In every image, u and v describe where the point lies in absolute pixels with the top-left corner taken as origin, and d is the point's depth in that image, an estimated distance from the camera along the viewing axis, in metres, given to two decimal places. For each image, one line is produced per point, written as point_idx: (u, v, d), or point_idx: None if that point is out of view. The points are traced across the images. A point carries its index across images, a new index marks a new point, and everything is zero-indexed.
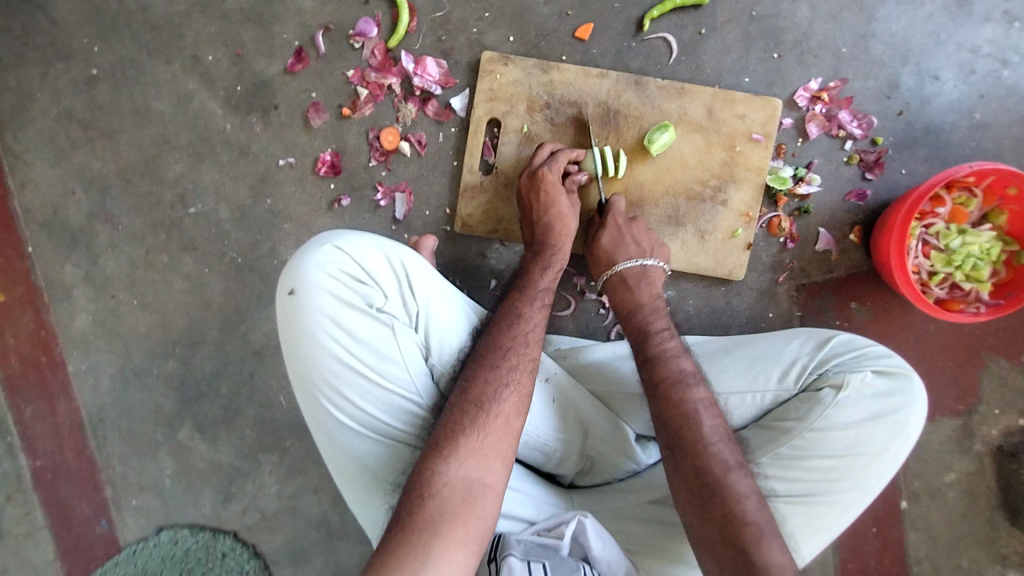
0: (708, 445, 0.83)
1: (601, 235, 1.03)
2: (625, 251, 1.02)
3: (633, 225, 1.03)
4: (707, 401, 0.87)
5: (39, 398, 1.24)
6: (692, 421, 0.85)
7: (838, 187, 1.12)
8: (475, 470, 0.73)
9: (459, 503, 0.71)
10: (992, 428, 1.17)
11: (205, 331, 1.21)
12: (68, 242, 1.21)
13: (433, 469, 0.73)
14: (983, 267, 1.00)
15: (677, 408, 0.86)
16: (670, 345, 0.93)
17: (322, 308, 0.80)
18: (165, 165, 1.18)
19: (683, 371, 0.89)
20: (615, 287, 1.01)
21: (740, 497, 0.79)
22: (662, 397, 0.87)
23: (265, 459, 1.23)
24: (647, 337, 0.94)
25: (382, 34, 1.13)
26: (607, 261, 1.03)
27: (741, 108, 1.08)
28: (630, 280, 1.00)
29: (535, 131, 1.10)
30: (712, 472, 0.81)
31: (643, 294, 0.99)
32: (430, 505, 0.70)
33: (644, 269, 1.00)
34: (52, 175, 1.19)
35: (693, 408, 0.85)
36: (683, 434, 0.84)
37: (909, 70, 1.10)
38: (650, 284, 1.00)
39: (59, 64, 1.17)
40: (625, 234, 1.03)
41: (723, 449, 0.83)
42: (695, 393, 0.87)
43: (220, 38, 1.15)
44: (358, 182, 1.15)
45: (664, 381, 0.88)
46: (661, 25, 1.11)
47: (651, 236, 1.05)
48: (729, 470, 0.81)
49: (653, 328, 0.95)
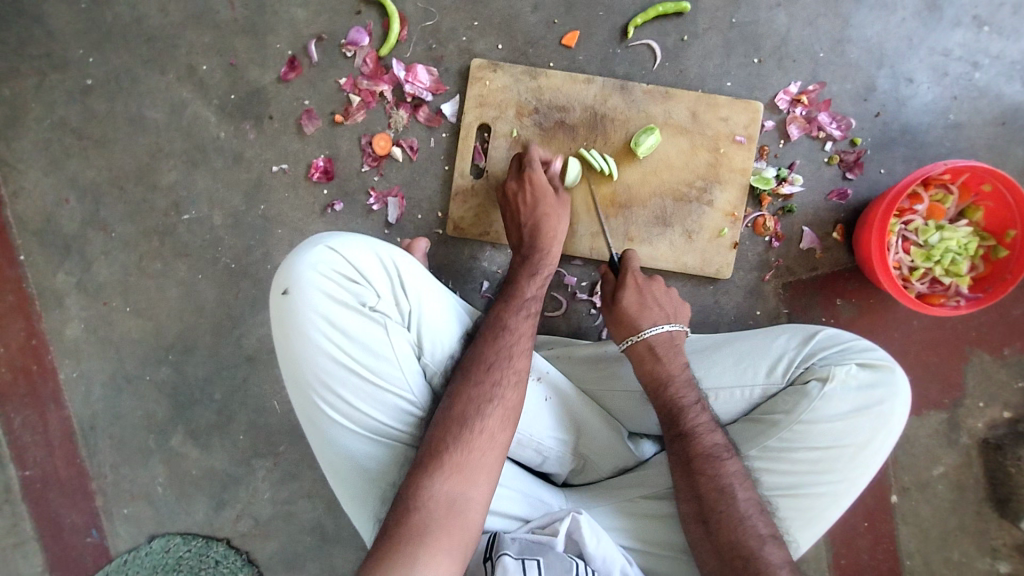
0: (743, 520, 0.84)
1: (623, 297, 0.99)
2: (651, 315, 0.97)
3: (653, 287, 1.00)
4: (740, 474, 0.88)
5: (29, 407, 1.24)
6: (727, 496, 0.86)
7: (820, 187, 1.15)
8: (458, 484, 0.74)
9: (442, 517, 0.71)
10: (977, 420, 1.19)
11: (198, 337, 1.21)
12: (61, 250, 1.21)
13: (418, 484, 0.74)
14: (961, 261, 1.03)
15: (712, 483, 0.86)
16: (702, 419, 0.91)
17: (315, 307, 0.81)
18: (159, 172, 1.19)
19: (716, 445, 0.89)
20: (642, 356, 0.96)
21: (776, 569, 0.81)
22: (698, 473, 0.87)
23: (258, 465, 1.23)
24: (680, 412, 0.91)
25: (374, 43, 1.16)
26: (631, 325, 0.97)
27: (723, 111, 1.12)
28: (658, 349, 0.95)
29: (524, 135, 1.12)
30: (747, 547, 0.83)
31: (673, 365, 0.94)
32: (416, 517, 0.71)
33: (671, 336, 0.96)
34: (45, 183, 1.20)
35: (728, 483, 0.86)
36: (718, 510, 0.85)
37: (885, 73, 1.14)
38: (679, 351, 0.96)
39: (53, 74, 1.19)
40: (647, 297, 0.99)
41: (756, 522, 0.85)
42: (729, 467, 0.88)
43: (214, 48, 1.18)
44: (351, 187, 1.17)
45: (698, 458, 0.88)
46: (646, 33, 1.15)
47: (671, 298, 1.01)
48: (763, 542, 0.83)
49: (686, 403, 0.92)
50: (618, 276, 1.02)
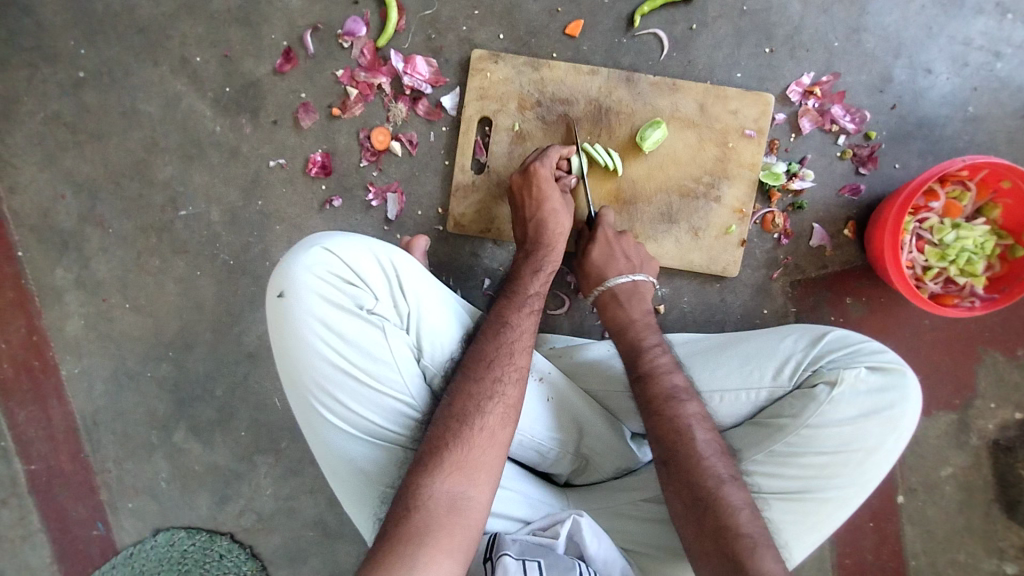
0: (701, 459, 0.84)
1: (591, 251, 1.02)
2: (616, 267, 1.02)
3: (622, 240, 1.03)
4: (699, 415, 0.88)
5: (32, 403, 1.24)
6: (684, 436, 0.85)
7: (832, 183, 1.11)
8: (459, 482, 0.73)
9: (443, 516, 0.70)
10: (988, 421, 1.17)
11: (198, 334, 1.21)
12: (58, 246, 1.20)
13: (419, 482, 0.73)
14: (977, 261, 1.00)
15: (671, 424, 0.86)
16: (662, 359, 0.93)
17: (312, 311, 0.80)
18: (155, 167, 1.17)
19: (674, 386, 0.90)
20: (606, 303, 1.01)
21: (735, 510, 0.80)
22: (656, 414, 0.88)
23: (260, 461, 1.23)
24: (640, 354, 0.94)
25: (371, 33, 1.12)
26: (597, 277, 1.02)
27: (732, 104, 1.08)
28: (621, 297, 1.00)
29: (527, 129, 1.09)
30: (706, 487, 0.82)
31: (634, 310, 0.99)
32: (415, 517, 0.70)
33: (634, 284, 1.00)
34: (41, 178, 1.19)
35: (686, 424, 0.86)
36: (676, 451, 0.85)
37: (902, 63, 1.09)
38: (641, 299, 1.00)
39: (45, 67, 1.16)
40: (615, 249, 1.03)
41: (715, 462, 0.84)
42: (687, 410, 0.87)
43: (208, 39, 1.15)
44: (349, 182, 1.14)
45: (656, 398, 0.89)
46: (652, 21, 1.10)
47: (640, 251, 1.05)
48: (721, 483, 0.82)
49: (646, 344, 0.95)
50: (591, 232, 1.05)
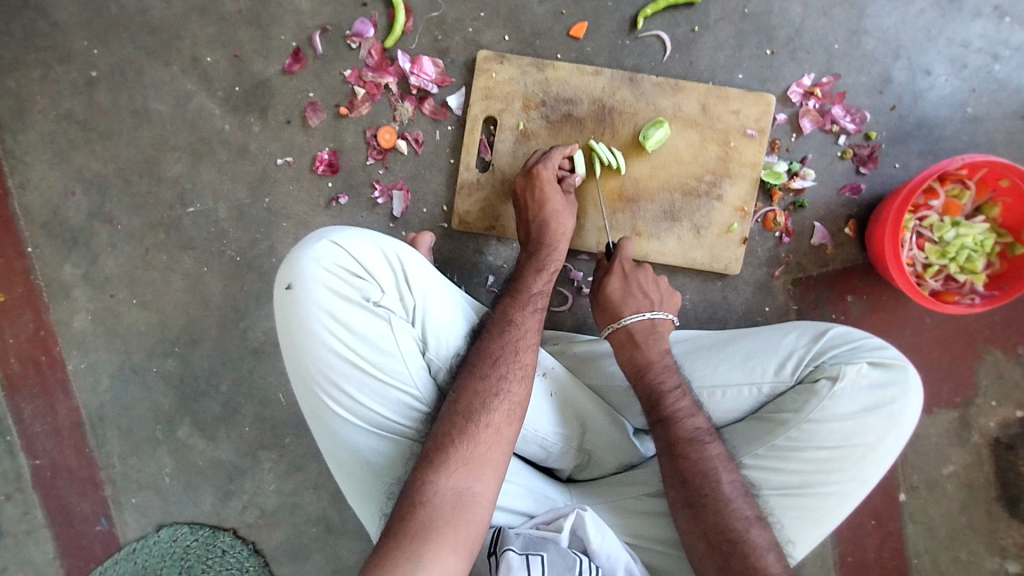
0: (728, 502, 0.84)
1: (608, 282, 1.01)
2: (632, 303, 0.99)
3: (639, 274, 1.01)
4: (723, 458, 0.87)
5: (38, 397, 1.25)
6: (712, 478, 0.85)
7: (832, 182, 1.12)
8: (464, 478, 0.73)
9: (449, 511, 0.71)
10: (989, 420, 1.17)
11: (204, 330, 1.22)
12: (68, 242, 1.21)
13: (424, 478, 0.73)
14: (977, 258, 1.01)
15: (696, 467, 0.86)
16: (683, 403, 0.91)
17: (319, 303, 0.80)
18: (164, 164, 1.19)
19: (698, 429, 0.89)
20: (622, 343, 0.97)
21: (762, 552, 0.81)
22: (681, 457, 0.87)
23: (264, 457, 1.23)
24: (660, 398, 0.91)
25: (379, 34, 1.14)
26: (613, 313, 0.99)
27: (734, 104, 1.09)
28: (637, 337, 0.96)
29: (531, 129, 1.11)
30: (735, 530, 0.82)
31: (653, 351, 0.95)
32: (422, 512, 0.70)
33: (653, 323, 0.97)
34: (52, 175, 1.20)
35: (712, 466, 0.86)
36: (704, 494, 0.84)
37: (901, 65, 1.11)
38: (659, 338, 0.96)
39: (58, 66, 1.18)
40: (631, 284, 1.00)
41: (741, 505, 0.84)
42: (712, 451, 0.87)
43: (218, 39, 1.17)
44: (356, 180, 1.16)
45: (681, 442, 0.87)
46: (655, 23, 1.12)
47: (658, 288, 1.02)
48: (748, 524, 0.83)
49: (666, 388, 0.91)
50: (607, 263, 1.04)
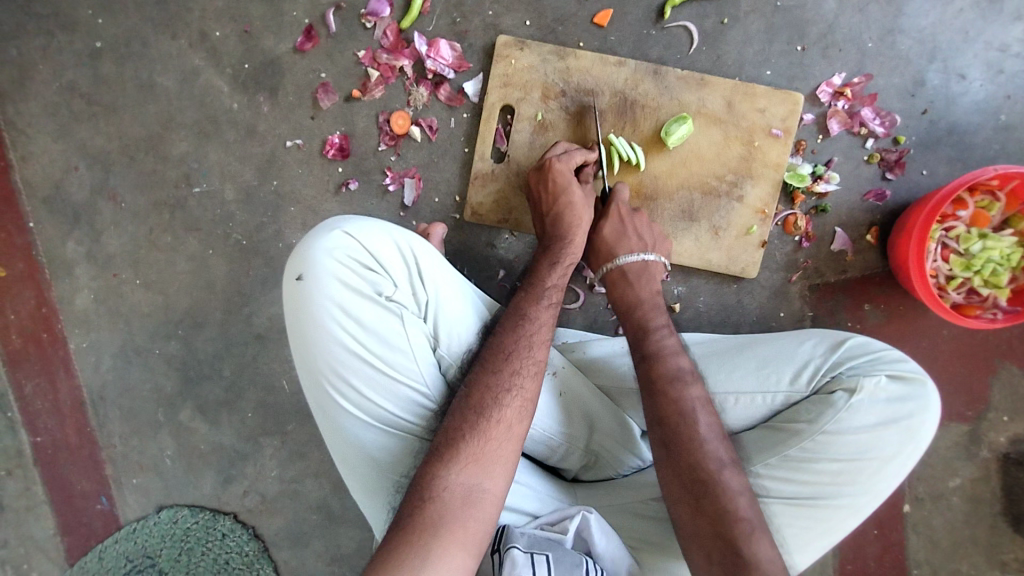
0: (703, 442, 0.83)
1: (602, 227, 1.00)
2: (627, 245, 0.98)
3: (636, 219, 1.00)
4: (702, 399, 0.86)
5: (39, 375, 1.23)
6: (687, 419, 0.84)
7: (857, 187, 1.09)
8: (474, 475, 0.72)
9: (458, 507, 0.69)
10: (999, 434, 1.17)
11: (208, 313, 1.20)
12: (70, 219, 1.19)
13: (434, 473, 0.72)
14: (1002, 273, 0.98)
15: (674, 406, 0.85)
16: (668, 342, 0.91)
17: (330, 295, 0.78)
18: (170, 142, 1.15)
19: (680, 368, 0.89)
20: (614, 282, 0.98)
21: (733, 496, 0.79)
22: (659, 393, 0.87)
23: (265, 443, 1.22)
24: (646, 334, 0.92)
25: (395, 14, 1.10)
26: (607, 254, 0.99)
27: (761, 102, 1.06)
28: (629, 275, 0.97)
29: (549, 119, 1.07)
30: (706, 469, 0.81)
31: (642, 290, 0.96)
32: (430, 508, 0.69)
33: (645, 263, 0.97)
34: (54, 149, 1.17)
35: (690, 405, 0.85)
36: (679, 433, 0.84)
37: (936, 68, 1.07)
38: (650, 279, 0.97)
39: (61, 35, 1.14)
40: (627, 227, 1.00)
41: (717, 447, 0.83)
42: (692, 392, 0.87)
43: (228, 14, 1.12)
44: (366, 166, 1.13)
45: (660, 378, 0.88)
46: (683, 14, 1.08)
47: (653, 231, 1.01)
48: (722, 467, 0.82)
49: (653, 325, 0.93)
50: (603, 207, 1.02)
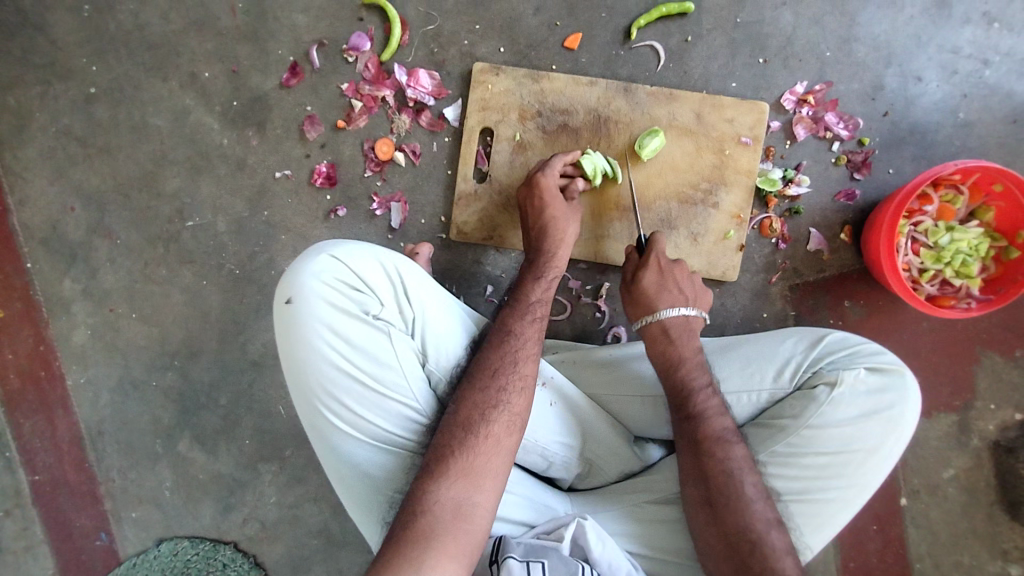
0: (749, 503, 0.84)
1: (642, 278, 0.99)
2: (669, 298, 0.98)
3: (675, 269, 1.00)
4: (746, 459, 0.87)
5: (38, 414, 1.24)
6: (734, 480, 0.85)
7: (827, 188, 1.13)
8: (464, 489, 0.73)
9: (449, 521, 0.71)
10: (988, 422, 1.18)
11: (204, 343, 1.22)
12: (67, 257, 1.22)
13: (424, 488, 0.73)
14: (972, 263, 1.01)
15: (720, 466, 0.86)
16: (711, 402, 0.91)
17: (319, 317, 0.80)
18: (163, 179, 1.19)
19: (724, 429, 0.89)
20: (655, 337, 0.96)
21: (779, 555, 0.81)
22: (706, 455, 0.87)
23: (264, 470, 1.23)
24: (689, 395, 0.91)
25: (376, 47, 1.15)
26: (648, 306, 0.98)
27: (728, 113, 1.11)
28: (672, 332, 0.96)
29: (528, 139, 1.12)
30: (754, 530, 0.82)
31: (686, 347, 0.94)
32: (422, 522, 0.70)
33: (687, 320, 0.96)
34: (51, 191, 1.21)
35: (735, 467, 0.86)
36: (725, 494, 0.84)
37: (893, 72, 1.12)
38: (692, 336, 0.96)
39: (57, 82, 1.19)
40: (667, 278, 0.99)
41: (763, 507, 0.84)
42: (737, 452, 0.87)
43: (215, 54, 1.17)
44: (354, 192, 1.17)
45: (707, 441, 0.87)
46: (649, 34, 1.13)
47: (692, 284, 1.01)
48: (769, 527, 0.83)
49: (696, 385, 0.91)
50: (641, 257, 1.01)
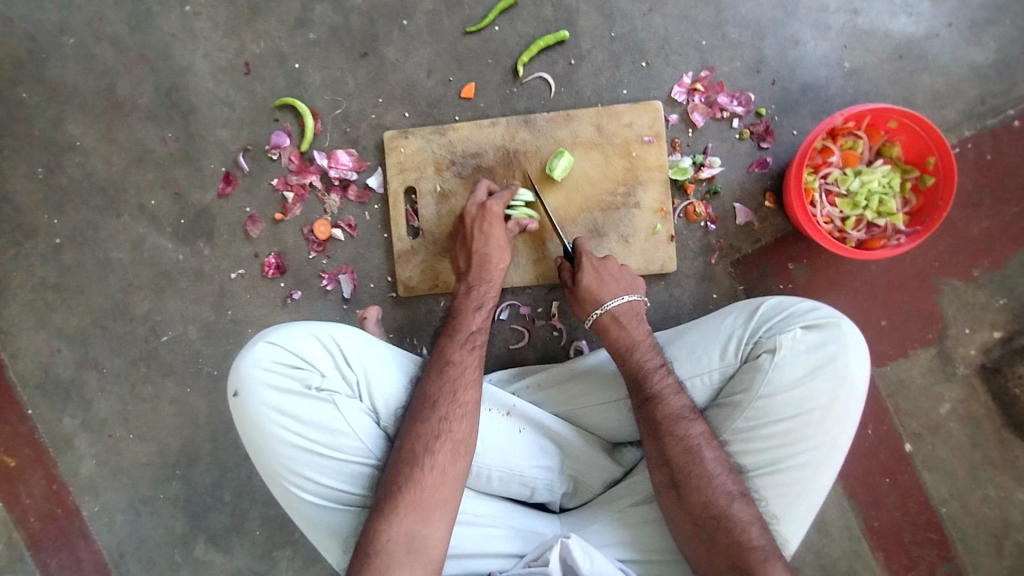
0: (712, 479, 0.85)
1: (582, 276, 1.02)
2: (610, 290, 1.01)
3: (609, 263, 1.04)
4: (706, 435, 0.88)
5: (62, 549, 1.30)
6: (695, 457, 0.86)
7: (739, 163, 1.17)
8: (416, 522, 0.78)
9: (404, 556, 0.77)
10: (968, 348, 1.17)
11: (198, 447, 1.28)
12: (62, 396, 1.30)
13: (377, 528, 0.78)
14: (889, 200, 1.04)
15: (680, 445, 0.87)
16: (667, 381, 0.92)
17: (266, 402, 0.85)
18: (133, 304, 1.29)
19: (682, 406, 0.90)
20: (607, 327, 0.99)
21: (745, 527, 0.82)
22: (666, 435, 0.88)
23: (278, 556, 1.26)
24: (645, 378, 0.92)
25: (295, 141, 1.25)
26: (594, 301, 1.01)
27: (626, 118, 1.16)
28: (621, 319, 0.99)
29: (448, 188, 1.19)
30: (718, 505, 0.83)
31: (636, 331, 0.97)
32: (378, 561, 0.76)
33: (631, 305, 0.99)
34: (38, 339, 1.31)
35: (695, 444, 0.87)
36: (688, 473, 0.86)
37: (770, 42, 1.18)
38: (640, 320, 0.99)
39: (26, 241, 1.31)
40: (604, 273, 1.03)
41: (725, 481, 0.85)
42: (695, 429, 0.88)
43: (158, 182, 1.28)
44: (304, 274, 1.24)
45: (667, 420, 0.89)
46: (535, 66, 1.21)
47: (627, 272, 1.05)
48: (732, 500, 0.84)
49: (650, 367, 0.93)
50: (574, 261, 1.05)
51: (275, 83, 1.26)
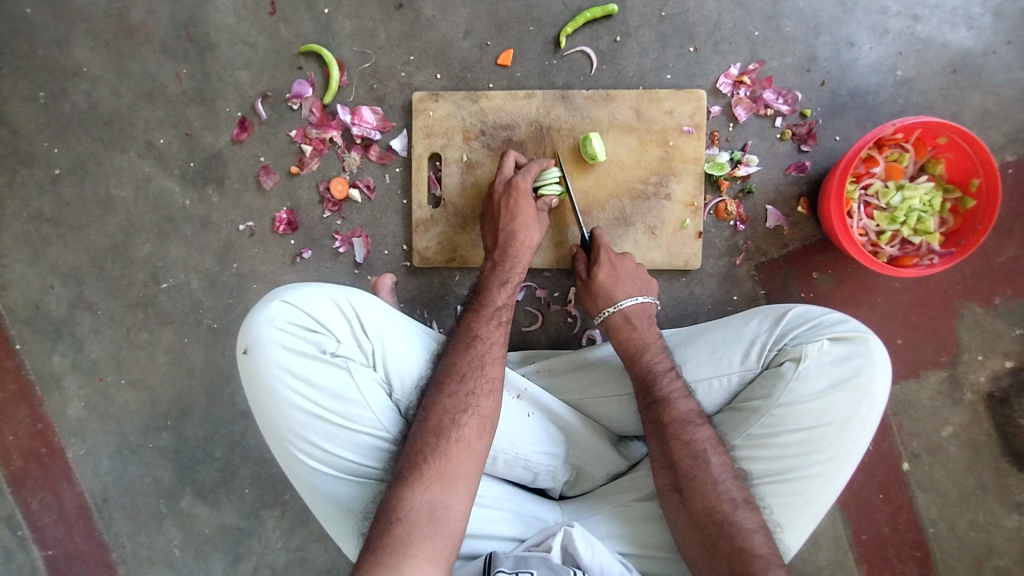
0: (716, 483, 0.84)
1: (597, 273, 1.01)
2: (625, 288, 1.00)
3: (625, 261, 1.02)
4: (712, 440, 0.87)
5: (44, 489, 1.28)
6: (700, 462, 0.85)
7: (777, 164, 1.14)
8: (437, 493, 0.76)
9: (424, 525, 0.73)
10: (979, 374, 1.17)
11: (192, 400, 1.25)
12: (52, 334, 1.26)
13: (400, 495, 0.76)
14: (928, 218, 1.02)
15: (686, 450, 0.86)
16: (676, 385, 0.91)
17: (277, 361, 0.82)
18: (133, 247, 1.23)
19: (688, 411, 0.89)
20: (619, 326, 0.98)
21: (749, 534, 0.81)
22: (673, 439, 0.87)
23: (266, 516, 1.25)
24: (654, 379, 0.92)
25: (318, 92, 1.19)
26: (607, 298, 1.00)
27: (667, 104, 1.11)
28: (633, 319, 0.98)
29: (475, 158, 1.14)
30: (720, 512, 0.83)
31: (647, 334, 0.96)
32: (398, 528, 0.73)
33: (644, 305, 0.98)
34: (30, 273, 1.25)
35: (700, 448, 0.86)
36: (693, 476, 0.85)
37: (824, 41, 1.13)
38: (652, 321, 0.98)
39: (23, 168, 1.24)
40: (620, 270, 1.01)
41: (729, 487, 0.84)
42: (702, 434, 0.87)
43: (168, 121, 1.22)
44: (316, 233, 1.20)
45: (673, 424, 0.88)
46: (578, 40, 1.15)
47: (640, 273, 1.03)
48: (735, 506, 0.83)
49: (660, 369, 0.92)
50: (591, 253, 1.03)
51: (301, 28, 1.19)
